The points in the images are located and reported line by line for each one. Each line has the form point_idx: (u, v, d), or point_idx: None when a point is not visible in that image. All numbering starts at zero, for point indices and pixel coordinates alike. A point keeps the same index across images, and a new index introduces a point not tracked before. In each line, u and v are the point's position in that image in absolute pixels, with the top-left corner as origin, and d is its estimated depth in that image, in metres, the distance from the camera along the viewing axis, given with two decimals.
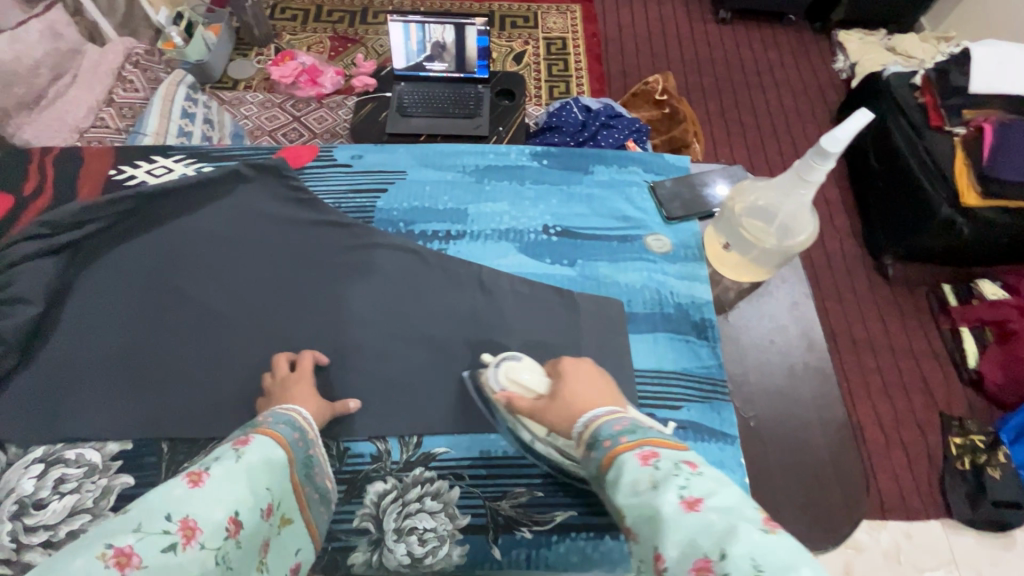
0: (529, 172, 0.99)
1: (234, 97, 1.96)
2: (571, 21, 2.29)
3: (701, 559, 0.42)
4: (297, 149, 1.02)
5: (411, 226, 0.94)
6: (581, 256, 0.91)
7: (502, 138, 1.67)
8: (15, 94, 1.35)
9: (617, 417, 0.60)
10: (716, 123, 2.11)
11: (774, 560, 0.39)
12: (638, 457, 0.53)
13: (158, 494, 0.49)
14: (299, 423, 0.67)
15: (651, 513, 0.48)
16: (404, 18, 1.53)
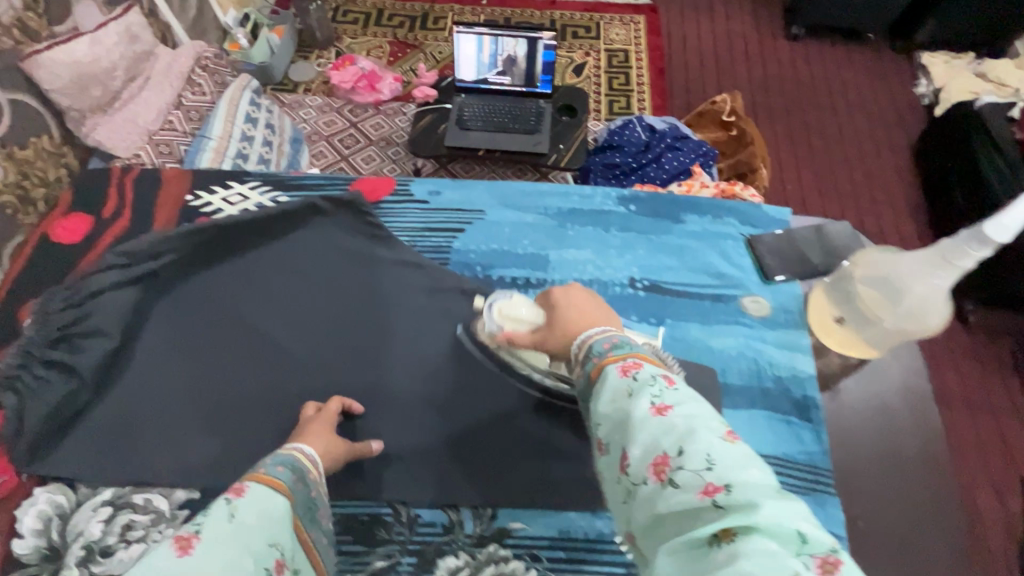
0: (613, 220, 1.00)
1: (294, 100, 1.97)
2: (635, 32, 2.21)
3: (661, 457, 0.48)
4: (373, 180, 1.06)
5: (488, 269, 0.95)
6: (671, 314, 0.88)
7: (561, 156, 1.62)
8: (90, 97, 1.37)
9: (607, 334, 0.61)
10: (783, 146, 1.96)
11: (730, 461, 0.45)
12: (619, 369, 0.55)
13: (140, 570, 0.44)
14: (300, 464, 0.62)
15: (624, 419, 0.52)
16: (477, 31, 1.50)
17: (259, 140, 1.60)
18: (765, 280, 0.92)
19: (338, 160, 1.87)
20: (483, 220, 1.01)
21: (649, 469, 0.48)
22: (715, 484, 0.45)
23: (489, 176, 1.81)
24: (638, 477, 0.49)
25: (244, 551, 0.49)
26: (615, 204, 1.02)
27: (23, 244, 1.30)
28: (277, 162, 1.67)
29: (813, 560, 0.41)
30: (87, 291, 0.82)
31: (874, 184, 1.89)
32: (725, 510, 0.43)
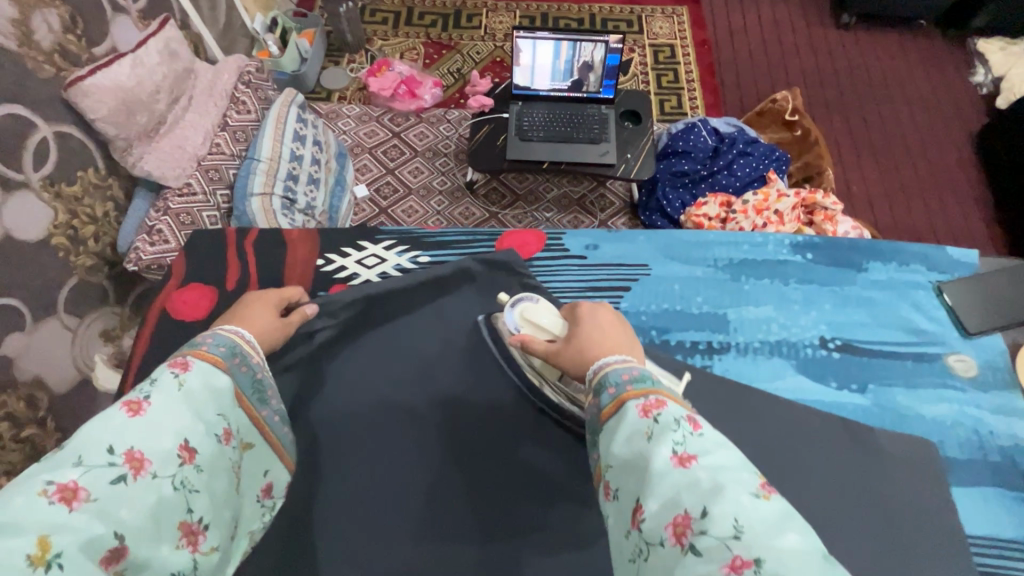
0: (791, 271, 1.06)
1: (331, 109, 1.84)
2: (679, 25, 2.12)
3: (682, 517, 0.48)
4: (521, 234, 1.12)
5: (665, 334, 1.00)
6: (873, 380, 0.96)
7: (630, 166, 1.54)
8: (137, 123, 1.25)
9: (628, 366, 0.62)
10: (844, 144, 1.90)
11: (756, 524, 0.45)
12: (639, 409, 0.56)
13: (97, 426, 0.55)
14: (241, 347, 0.70)
15: (642, 465, 0.53)
16: (558, 37, 1.40)
17: (308, 158, 1.52)
18: (966, 335, 1.00)
19: (384, 173, 1.76)
20: (648, 275, 1.06)
21: (666, 526, 0.48)
22: (743, 558, 0.44)
23: (543, 185, 1.76)
24: (654, 535, 0.49)
25: (194, 417, 0.61)
26: (790, 252, 1.08)
27: (77, 288, 1.22)
28: (326, 181, 1.59)
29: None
30: None
31: (938, 180, 1.84)
32: None
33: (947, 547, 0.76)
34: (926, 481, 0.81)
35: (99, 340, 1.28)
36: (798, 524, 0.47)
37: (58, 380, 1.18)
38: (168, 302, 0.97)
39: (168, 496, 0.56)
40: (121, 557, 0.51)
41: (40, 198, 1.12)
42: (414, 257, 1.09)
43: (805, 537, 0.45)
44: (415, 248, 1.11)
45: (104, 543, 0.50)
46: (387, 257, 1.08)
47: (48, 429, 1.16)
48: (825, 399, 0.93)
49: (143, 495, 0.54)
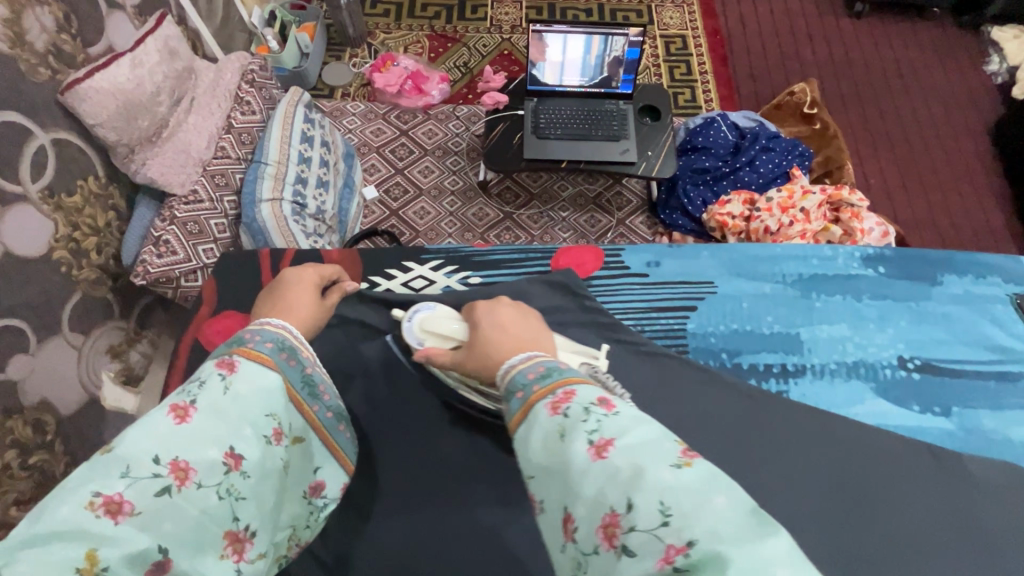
0: (863, 287, 1.04)
1: (335, 107, 1.77)
2: (689, 15, 2.06)
3: (610, 517, 0.42)
4: (578, 252, 1.07)
5: (736, 357, 0.96)
6: (956, 403, 0.93)
7: (652, 163, 1.49)
8: (139, 127, 1.18)
9: (533, 364, 0.56)
10: (862, 137, 1.87)
11: (683, 500, 0.40)
12: (548, 408, 0.50)
13: (143, 432, 0.49)
14: (291, 340, 0.63)
15: (562, 470, 0.46)
16: (592, 30, 1.36)
17: (316, 160, 1.46)
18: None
19: (393, 173, 1.70)
20: (715, 294, 1.03)
21: (597, 530, 0.42)
22: (676, 545, 0.39)
23: (558, 184, 1.71)
24: (588, 544, 0.43)
25: (241, 421, 0.53)
26: (862, 266, 1.06)
27: (81, 303, 1.15)
28: (335, 184, 1.52)
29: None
30: None
31: (957, 173, 1.82)
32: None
33: None
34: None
35: (105, 356, 1.23)
36: (726, 482, 0.42)
37: (65, 401, 1.13)
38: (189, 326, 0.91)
39: (213, 508, 0.49)
40: (164, 572, 0.46)
41: (39, 210, 1.05)
42: (461, 277, 1.04)
43: (734, 495, 0.41)
44: (462, 266, 1.06)
45: (148, 557, 0.45)
46: (435, 279, 1.03)
47: (57, 453, 1.11)
48: (908, 423, 0.91)
49: (187, 509, 0.48)
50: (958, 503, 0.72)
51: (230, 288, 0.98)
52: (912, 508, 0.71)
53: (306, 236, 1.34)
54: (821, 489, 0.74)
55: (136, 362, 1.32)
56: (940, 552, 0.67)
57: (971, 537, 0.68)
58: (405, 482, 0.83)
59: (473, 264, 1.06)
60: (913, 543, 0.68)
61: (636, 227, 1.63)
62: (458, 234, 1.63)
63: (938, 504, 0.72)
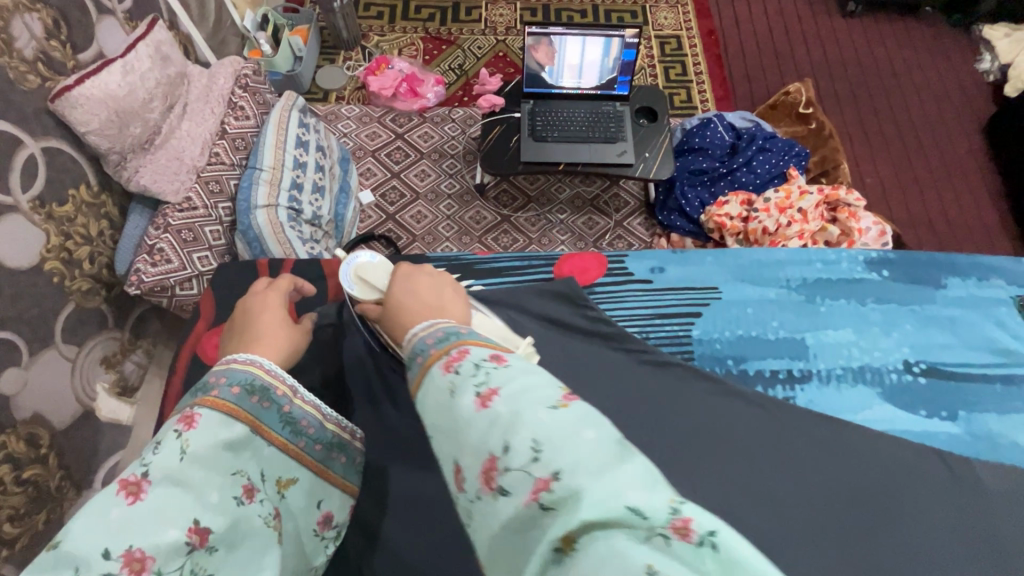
0: (866, 290, 1.04)
1: (330, 111, 1.77)
2: (684, 15, 2.06)
3: (489, 461, 0.42)
4: (581, 258, 1.06)
5: (742, 363, 0.96)
6: (963, 408, 0.92)
7: (649, 166, 1.49)
8: (131, 135, 1.16)
9: (432, 329, 0.55)
10: (857, 136, 1.88)
11: (553, 440, 0.40)
12: (441, 366, 0.49)
13: (93, 521, 0.47)
14: (262, 380, 0.62)
15: (451, 423, 0.46)
16: (609, 33, 1.36)
17: (311, 165, 1.44)
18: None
19: (389, 177, 1.69)
20: (719, 299, 1.02)
21: (479, 478, 0.42)
22: (544, 479, 0.39)
23: (555, 186, 1.71)
24: (472, 492, 0.43)
25: (203, 493, 0.52)
26: (865, 269, 1.07)
27: (74, 315, 1.14)
28: (330, 188, 1.51)
29: (660, 530, 0.35)
30: None
31: (951, 171, 1.83)
32: (551, 510, 0.38)
33: None
34: None
35: (100, 367, 1.21)
36: (601, 419, 0.43)
37: (59, 414, 1.11)
38: (198, 346, 0.93)
39: None
40: None
41: (30, 221, 1.03)
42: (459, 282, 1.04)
43: (604, 432, 0.41)
44: (461, 272, 1.05)
45: None
46: None
47: (51, 466, 1.10)
48: (916, 428, 0.90)
49: None
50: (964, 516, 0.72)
51: (226, 298, 0.97)
52: (927, 526, 0.71)
53: (302, 242, 1.33)
54: (830, 505, 0.73)
55: (131, 372, 1.30)
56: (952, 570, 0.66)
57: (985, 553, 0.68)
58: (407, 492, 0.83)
59: (472, 269, 1.05)
60: (926, 560, 0.67)
61: (633, 229, 1.63)
62: (455, 238, 1.62)
63: (957, 521, 0.71)
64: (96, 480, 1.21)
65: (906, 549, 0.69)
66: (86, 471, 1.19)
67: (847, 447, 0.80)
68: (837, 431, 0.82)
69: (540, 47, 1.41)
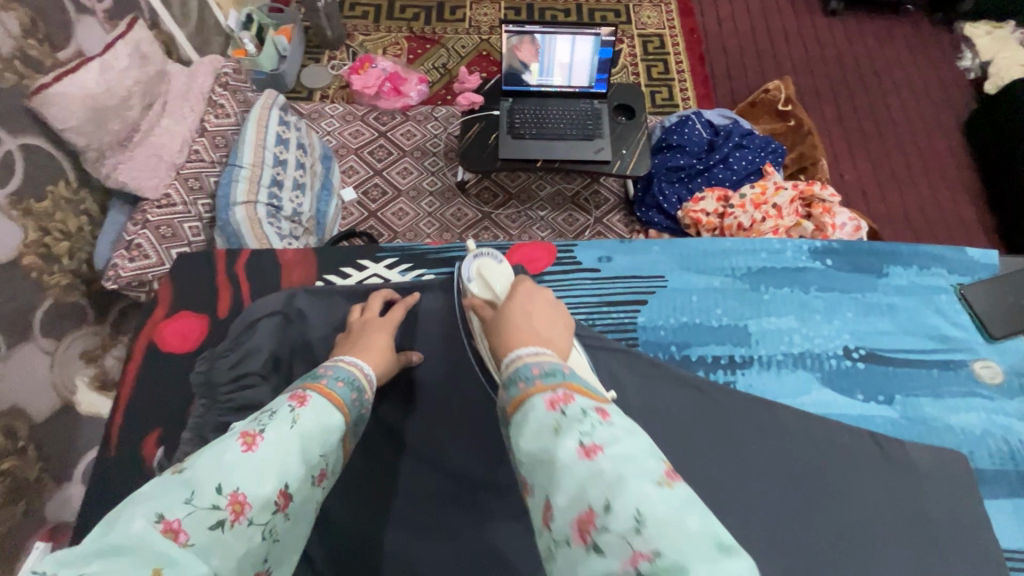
0: (810, 279, 1.05)
1: (314, 110, 1.79)
2: (667, 14, 2.07)
3: (586, 513, 0.43)
4: (530, 248, 1.07)
5: (684, 349, 0.98)
6: (898, 392, 0.95)
7: (626, 162, 1.50)
8: (109, 132, 1.18)
9: (539, 357, 0.55)
10: (835, 133, 1.89)
11: (660, 517, 0.41)
12: (546, 401, 0.50)
13: (211, 457, 0.51)
14: (361, 380, 0.69)
15: (548, 463, 0.47)
16: (585, 31, 1.37)
17: (292, 163, 1.46)
18: (991, 339, 1.00)
19: (371, 175, 1.71)
20: (664, 287, 1.04)
21: (572, 527, 0.44)
22: (643, 552, 0.40)
23: (536, 183, 1.72)
24: (562, 534, 0.45)
25: (298, 460, 0.55)
26: (809, 258, 1.07)
27: (52, 309, 1.15)
28: (312, 186, 1.52)
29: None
30: (227, 408, 0.84)
31: (930, 168, 1.84)
32: None
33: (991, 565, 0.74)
34: (962, 497, 0.79)
35: (79, 361, 1.23)
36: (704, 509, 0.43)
37: (37, 406, 1.13)
38: (171, 334, 0.95)
39: (254, 548, 0.51)
40: None
41: (7, 215, 1.05)
42: (415, 274, 1.05)
43: (706, 523, 0.41)
44: (416, 265, 1.06)
45: None
46: (389, 277, 1.04)
47: (29, 459, 1.12)
48: (853, 411, 0.93)
49: (234, 545, 0.49)
50: (898, 497, 0.78)
51: (199, 291, 0.99)
52: (860, 504, 0.77)
53: (279, 237, 1.35)
54: (769, 481, 0.79)
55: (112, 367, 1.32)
56: (878, 549, 0.74)
57: (917, 536, 0.75)
58: (371, 481, 0.86)
59: (428, 262, 1.06)
60: (854, 539, 0.74)
61: (613, 225, 1.65)
62: (435, 234, 1.63)
63: (891, 502, 0.78)
64: (77, 474, 1.23)
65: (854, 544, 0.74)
66: (66, 463, 1.20)
67: (775, 422, 0.84)
68: (769, 408, 0.85)
69: (524, 46, 1.42)
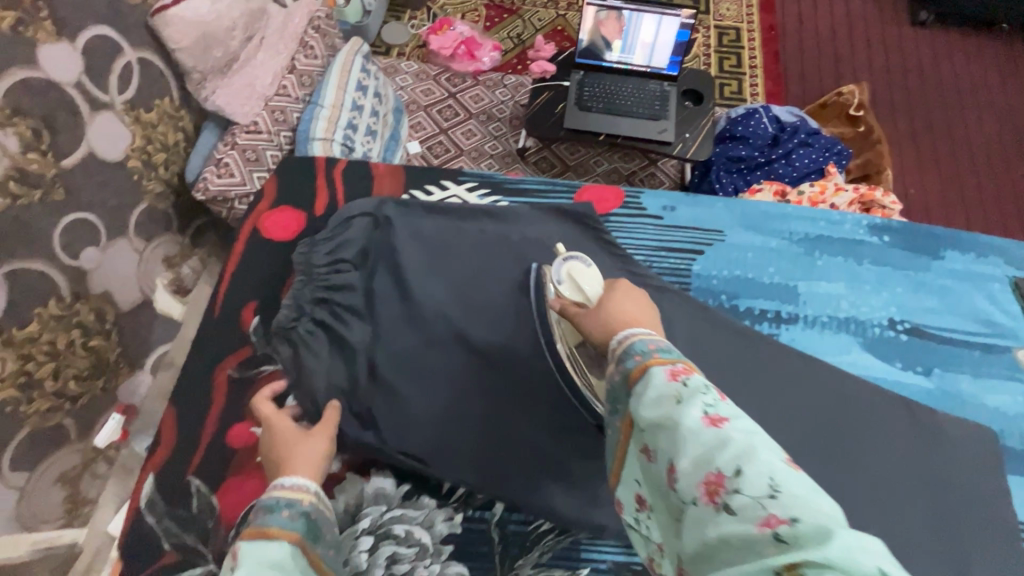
0: (865, 252, 1.06)
1: (390, 65, 1.86)
2: (747, 9, 2.05)
3: (715, 476, 0.47)
4: (600, 190, 1.12)
5: (734, 299, 1.01)
6: (936, 365, 0.98)
7: (687, 146, 1.53)
8: (213, 58, 1.28)
9: (652, 337, 0.61)
10: (905, 146, 1.85)
11: (791, 482, 0.44)
12: (666, 373, 0.55)
13: None
14: (291, 495, 0.66)
15: (673, 428, 0.52)
16: (665, 11, 1.39)
17: (368, 109, 1.54)
18: None
19: (437, 132, 1.76)
20: (722, 241, 1.07)
21: (699, 487, 0.48)
22: (779, 516, 0.43)
23: (594, 159, 1.77)
24: (688, 494, 0.49)
25: None
26: (867, 233, 1.08)
27: (146, 212, 1.27)
28: (382, 134, 1.59)
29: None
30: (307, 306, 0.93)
31: (1002, 192, 1.79)
32: (787, 544, 0.41)
33: (995, 528, 0.80)
34: (980, 470, 0.84)
35: (161, 265, 1.35)
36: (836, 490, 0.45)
37: (123, 296, 1.25)
38: (270, 228, 1.06)
39: None
40: None
41: (120, 120, 1.16)
42: (493, 199, 1.11)
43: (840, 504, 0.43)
44: (495, 191, 1.12)
45: None
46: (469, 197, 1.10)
47: (112, 341, 1.24)
48: (889, 377, 0.96)
49: None
50: (917, 458, 0.83)
51: (281, 207, 1.08)
52: (881, 456, 0.83)
53: None
54: (797, 427, 0.83)
55: (187, 275, 1.43)
56: (891, 496, 0.80)
57: (930, 495, 0.81)
58: None
59: (509, 192, 1.12)
60: (874, 487, 0.80)
61: None
62: None
63: (909, 455, 0.83)
64: (146, 364, 1.35)
65: (876, 489, 0.80)
66: (139, 353, 1.33)
67: (809, 376, 0.89)
68: (806, 362, 0.90)
69: (609, 22, 1.45)
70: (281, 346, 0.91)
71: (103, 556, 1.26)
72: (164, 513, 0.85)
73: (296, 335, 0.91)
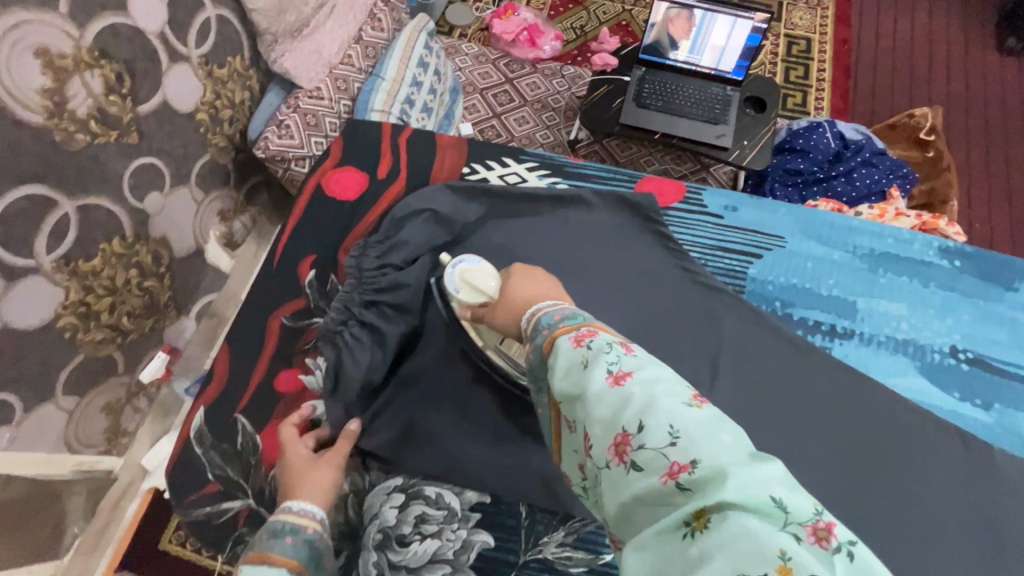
0: (933, 275, 1.02)
1: (451, 45, 1.87)
2: (821, 19, 1.98)
3: (621, 436, 0.46)
4: (662, 181, 1.10)
5: (788, 308, 1.00)
6: (997, 400, 0.94)
7: (744, 153, 1.49)
8: (285, 21, 1.31)
9: (558, 309, 0.63)
10: (976, 177, 1.76)
11: (690, 425, 0.44)
12: (571, 341, 0.55)
13: None
14: (293, 522, 0.72)
15: (581, 394, 0.50)
16: (738, 13, 1.36)
17: (426, 86, 1.55)
18: None
19: (490, 116, 1.76)
20: (783, 247, 1.04)
21: (610, 449, 0.46)
22: (680, 463, 0.42)
23: (645, 158, 1.76)
24: (601, 459, 0.47)
25: None
26: (938, 256, 1.04)
27: (208, 165, 1.32)
28: (437, 112, 1.61)
29: (802, 529, 0.38)
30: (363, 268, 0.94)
31: None
32: (687, 489, 0.41)
33: None
34: None
35: (215, 217, 1.40)
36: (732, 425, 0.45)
37: (178, 243, 1.30)
38: (333, 186, 1.09)
39: None
40: None
41: (194, 74, 1.20)
42: (552, 181, 1.11)
43: (736, 435, 0.44)
44: (554, 173, 1.12)
45: None
46: (529, 176, 1.11)
47: (164, 284, 1.29)
48: (944, 406, 0.93)
49: None
50: (959, 484, 0.81)
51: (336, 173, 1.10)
52: (920, 479, 0.81)
53: None
54: (832, 442, 0.83)
55: (237, 230, 1.49)
56: (929, 519, 0.79)
57: (975, 524, 0.79)
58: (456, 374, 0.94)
59: (567, 175, 1.11)
60: (913, 508, 0.79)
61: None
62: None
63: (954, 482, 0.82)
64: (192, 310, 1.41)
65: (914, 511, 0.79)
66: (187, 300, 1.38)
67: (862, 392, 0.87)
68: (860, 379, 0.88)
69: (678, 20, 1.43)
70: (326, 348, 0.91)
71: (133, 483, 1.41)
72: (209, 446, 0.90)
73: (342, 338, 0.91)
